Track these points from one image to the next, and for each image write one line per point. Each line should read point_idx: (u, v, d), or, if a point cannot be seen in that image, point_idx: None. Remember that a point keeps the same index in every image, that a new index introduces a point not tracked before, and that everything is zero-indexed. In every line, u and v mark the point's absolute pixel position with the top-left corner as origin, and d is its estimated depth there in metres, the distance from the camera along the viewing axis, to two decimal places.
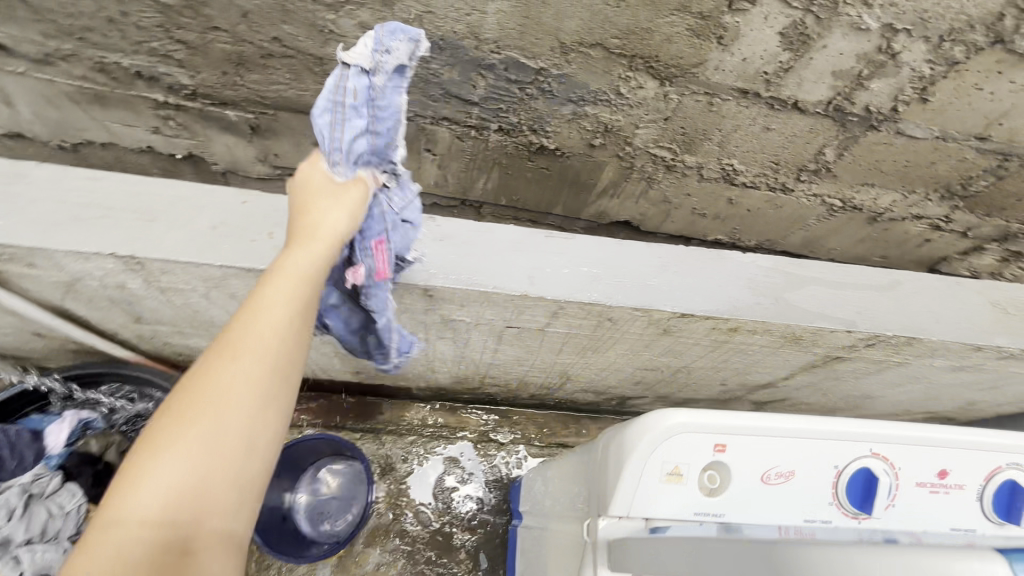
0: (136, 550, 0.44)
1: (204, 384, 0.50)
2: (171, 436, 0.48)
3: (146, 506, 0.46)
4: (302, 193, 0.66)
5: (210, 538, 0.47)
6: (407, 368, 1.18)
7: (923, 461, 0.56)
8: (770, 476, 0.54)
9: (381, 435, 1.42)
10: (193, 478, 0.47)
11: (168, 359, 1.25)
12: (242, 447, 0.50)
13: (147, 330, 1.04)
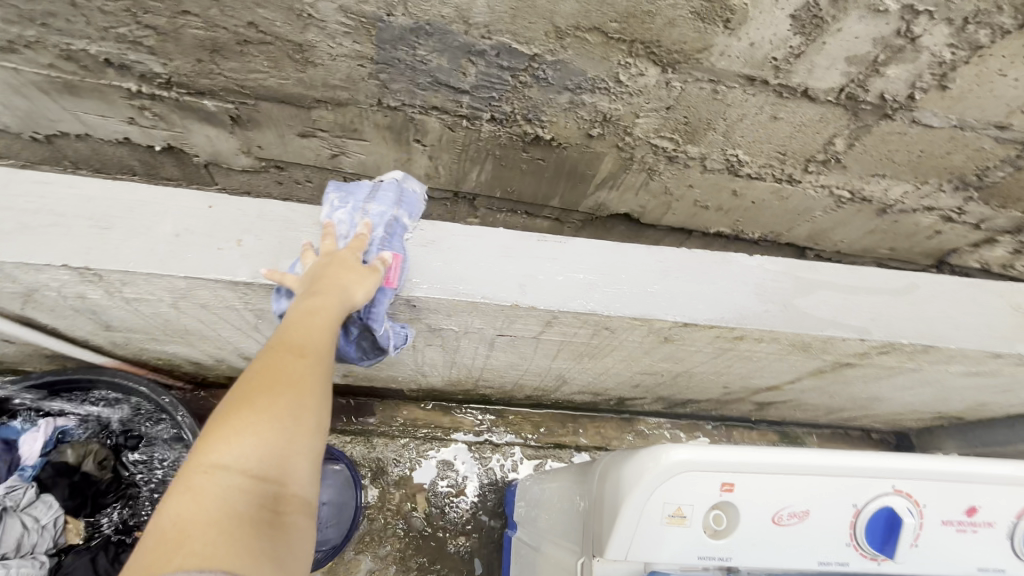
0: (243, 502, 0.48)
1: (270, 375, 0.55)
2: (255, 408, 0.52)
3: (241, 468, 0.49)
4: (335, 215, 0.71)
5: (296, 499, 0.51)
6: (396, 372, 1.13)
7: (950, 499, 0.51)
8: (782, 517, 0.49)
9: (372, 439, 1.38)
10: (279, 444, 0.52)
11: (147, 363, 1.20)
12: (308, 428, 0.54)
13: (119, 336, 0.98)
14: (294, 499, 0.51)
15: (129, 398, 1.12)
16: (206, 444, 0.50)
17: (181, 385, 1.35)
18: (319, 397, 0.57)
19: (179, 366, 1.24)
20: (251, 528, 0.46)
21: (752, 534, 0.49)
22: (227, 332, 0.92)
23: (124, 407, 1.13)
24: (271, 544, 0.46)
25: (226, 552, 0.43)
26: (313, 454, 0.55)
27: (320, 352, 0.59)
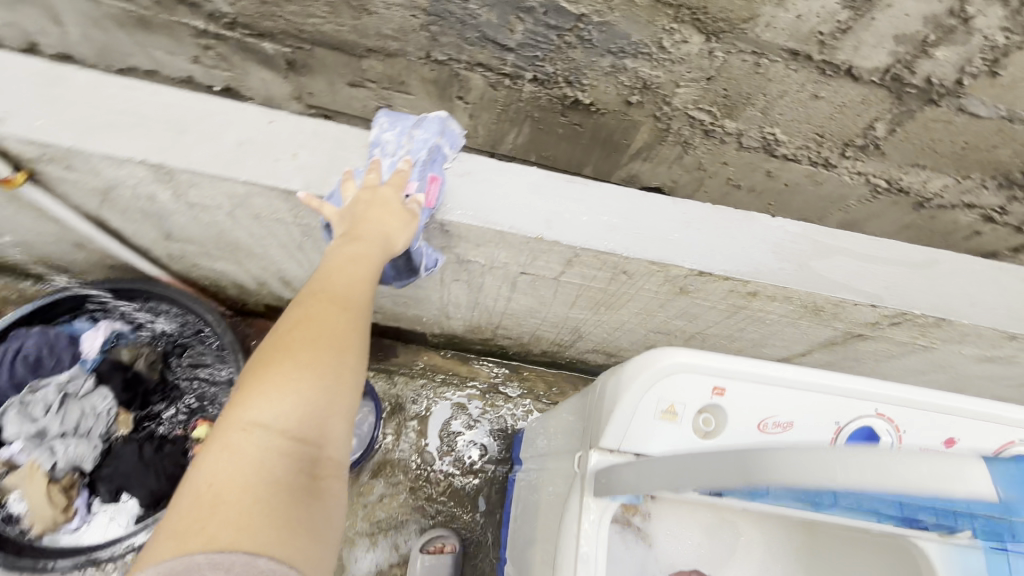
0: (279, 466, 0.53)
1: (304, 334, 0.60)
2: (293, 373, 0.57)
3: (280, 429, 0.55)
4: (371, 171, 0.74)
5: (328, 463, 0.57)
6: (422, 310, 1.21)
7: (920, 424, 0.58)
8: (767, 425, 0.58)
9: (393, 376, 1.46)
10: (316, 408, 0.57)
11: (196, 283, 1.31)
12: (341, 393, 0.59)
13: (176, 248, 1.08)
14: (328, 462, 0.57)
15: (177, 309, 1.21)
16: (246, 402, 0.56)
17: (227, 311, 1.47)
18: (355, 363, 0.62)
19: (224, 288, 1.34)
20: (286, 494, 0.52)
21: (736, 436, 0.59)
22: (273, 251, 0.99)
23: (171, 317, 1.23)
24: (305, 508, 0.52)
25: (265, 518, 0.49)
26: (346, 418, 0.60)
27: (359, 312, 0.64)
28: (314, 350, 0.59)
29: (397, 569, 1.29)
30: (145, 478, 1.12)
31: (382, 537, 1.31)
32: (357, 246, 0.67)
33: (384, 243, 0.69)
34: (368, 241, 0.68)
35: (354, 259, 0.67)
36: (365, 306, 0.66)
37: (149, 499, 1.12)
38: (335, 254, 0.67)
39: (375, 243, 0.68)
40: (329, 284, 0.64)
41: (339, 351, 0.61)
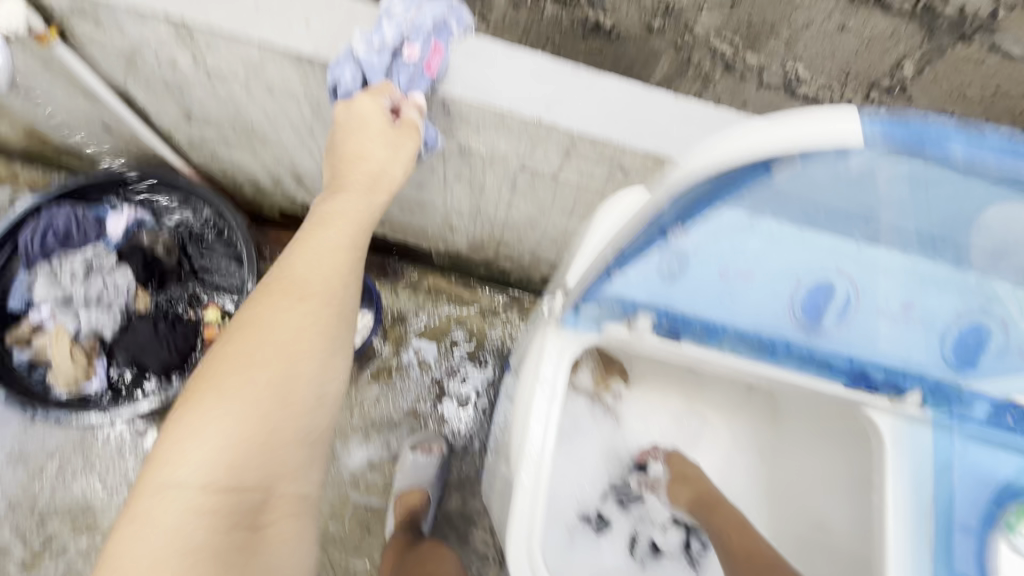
0: (197, 534, 0.55)
1: (267, 320, 0.66)
2: (211, 415, 0.59)
3: (198, 485, 0.56)
4: (348, 127, 0.74)
5: (277, 510, 0.63)
6: (427, 217, 1.24)
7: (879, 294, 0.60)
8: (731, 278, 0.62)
9: (397, 289, 1.50)
10: (236, 452, 0.59)
11: (215, 180, 1.36)
12: (274, 421, 0.62)
13: (196, 133, 1.13)
14: (275, 504, 0.63)
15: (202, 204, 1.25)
16: (162, 463, 0.57)
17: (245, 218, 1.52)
18: (303, 386, 0.65)
19: (242, 189, 1.40)
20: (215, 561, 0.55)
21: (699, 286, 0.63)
22: (286, 137, 1.05)
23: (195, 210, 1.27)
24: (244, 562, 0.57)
25: None
26: (295, 444, 0.64)
27: (313, 305, 0.68)
28: (279, 339, 0.65)
29: (388, 465, 1.36)
30: (159, 350, 1.20)
31: (376, 434, 1.38)
32: (324, 227, 0.72)
33: (373, 178, 0.75)
34: (336, 215, 0.73)
35: (323, 237, 0.72)
36: (295, 318, 0.67)
37: (163, 370, 1.22)
38: (295, 249, 0.71)
39: (342, 212, 0.73)
40: (255, 325, 0.66)
41: (306, 334, 0.66)
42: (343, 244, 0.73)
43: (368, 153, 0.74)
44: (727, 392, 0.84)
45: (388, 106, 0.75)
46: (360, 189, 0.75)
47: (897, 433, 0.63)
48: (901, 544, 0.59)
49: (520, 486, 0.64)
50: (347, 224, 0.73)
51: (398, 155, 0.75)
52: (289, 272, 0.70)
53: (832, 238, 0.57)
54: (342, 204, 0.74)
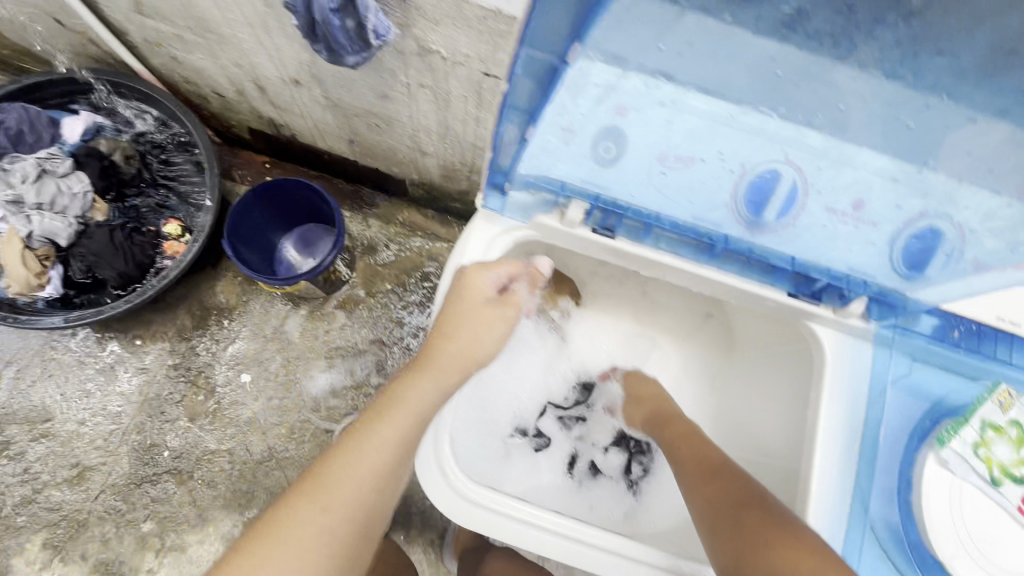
0: None
1: (288, 537, 0.48)
2: None
3: None
4: (455, 295, 0.58)
5: None
6: (395, 138, 1.18)
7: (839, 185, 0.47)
8: (667, 158, 0.48)
9: (369, 220, 1.44)
10: None
11: (177, 89, 1.28)
12: None
13: (150, 26, 1.04)
14: None
15: (166, 114, 1.19)
16: None
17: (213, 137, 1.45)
18: None
19: (208, 102, 1.31)
20: None
21: (633, 165, 0.49)
22: (241, 32, 0.96)
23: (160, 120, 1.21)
24: None
25: None
26: None
27: None
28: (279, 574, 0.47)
29: (351, 391, 1.32)
30: (115, 259, 1.15)
31: (339, 360, 1.33)
32: (394, 424, 0.53)
33: (461, 362, 0.58)
34: (409, 406, 0.54)
35: (390, 436, 0.53)
36: (341, 532, 0.50)
37: (119, 280, 1.17)
38: (358, 433, 0.52)
39: (421, 413, 0.54)
40: (298, 507, 0.49)
41: (318, 561, 0.48)
42: (411, 446, 0.54)
43: (469, 337, 0.58)
44: (679, 316, 0.82)
45: (498, 281, 0.59)
46: (447, 375, 0.57)
47: (841, 350, 0.57)
48: (831, 457, 0.54)
49: (426, 369, 0.59)
50: (418, 423, 0.54)
51: (488, 339, 0.59)
52: (345, 469, 0.51)
53: (762, 109, 0.44)
54: (427, 394, 0.55)
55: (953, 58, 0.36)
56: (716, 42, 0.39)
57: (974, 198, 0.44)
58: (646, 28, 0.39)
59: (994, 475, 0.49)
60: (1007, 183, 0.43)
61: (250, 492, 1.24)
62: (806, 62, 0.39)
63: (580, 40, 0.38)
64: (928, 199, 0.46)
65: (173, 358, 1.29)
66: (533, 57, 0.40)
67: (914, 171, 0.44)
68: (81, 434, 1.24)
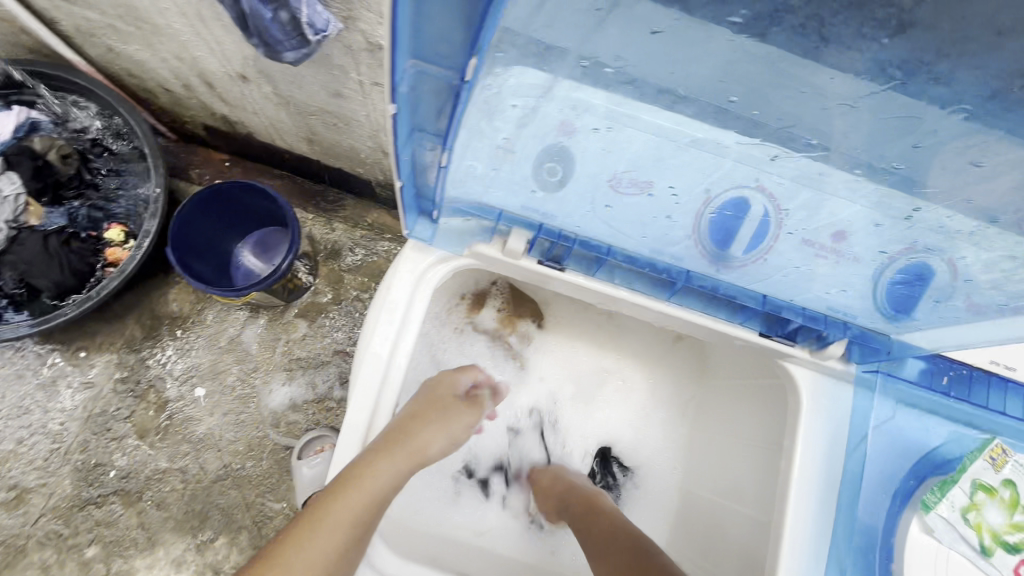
0: None
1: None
2: None
3: None
4: (421, 396, 0.57)
5: None
6: (356, 136, 1.04)
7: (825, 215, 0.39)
8: (620, 183, 0.40)
9: (333, 222, 1.29)
10: None
11: (123, 84, 1.13)
12: None
13: (77, 15, 0.92)
14: None
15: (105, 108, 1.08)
16: None
17: (167, 133, 1.29)
18: None
19: (156, 97, 1.15)
20: None
21: (579, 191, 0.41)
22: (176, 22, 0.85)
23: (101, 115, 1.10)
24: None
25: None
26: None
27: None
28: None
29: (313, 406, 1.20)
30: (49, 268, 1.07)
31: (301, 373, 1.22)
32: (348, 504, 0.47)
33: (418, 457, 0.52)
34: (363, 487, 0.48)
35: (343, 518, 0.47)
36: None
37: (55, 290, 1.08)
38: (315, 510, 0.48)
39: (376, 496, 0.48)
40: None
41: None
42: (364, 532, 0.48)
43: (430, 428, 0.54)
44: (645, 341, 0.76)
45: (467, 383, 0.62)
46: (408, 453, 0.51)
47: (816, 394, 0.51)
48: (803, 518, 0.48)
49: (347, 421, 0.50)
50: (372, 505, 0.48)
51: (448, 439, 0.56)
52: (298, 550, 0.46)
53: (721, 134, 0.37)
54: (385, 474, 0.49)
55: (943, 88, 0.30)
56: (664, 47, 0.32)
57: (975, 235, 0.37)
58: (569, 29, 0.32)
59: (985, 544, 0.43)
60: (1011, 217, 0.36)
61: (204, 513, 1.15)
62: (775, 71, 0.33)
63: (479, 56, 0.30)
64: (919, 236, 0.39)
65: (120, 371, 1.20)
66: (426, 73, 0.33)
67: (904, 208, 0.38)
68: (19, 453, 1.15)
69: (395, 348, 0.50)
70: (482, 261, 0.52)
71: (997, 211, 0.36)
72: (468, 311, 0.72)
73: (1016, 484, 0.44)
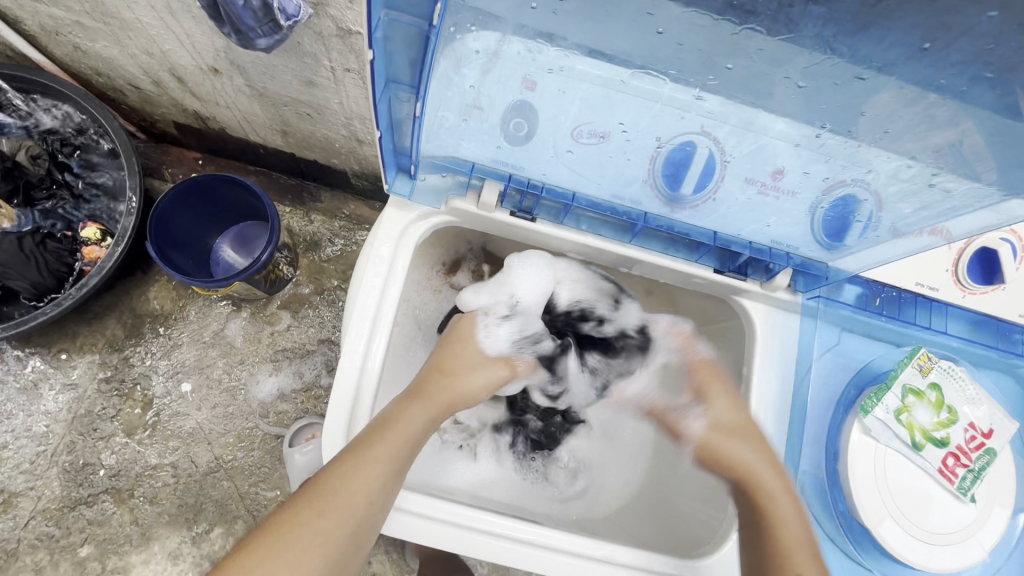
0: None
1: (278, 553, 0.47)
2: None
3: None
4: (450, 350, 0.61)
5: None
6: (331, 127, 1.05)
7: (764, 154, 0.44)
8: (579, 135, 0.44)
9: (311, 215, 1.31)
10: None
11: (89, 83, 1.11)
12: None
13: (42, 12, 0.90)
14: None
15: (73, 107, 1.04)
16: None
17: (137, 133, 1.28)
18: None
19: (125, 96, 1.14)
20: None
21: (543, 144, 0.46)
22: (145, 15, 0.84)
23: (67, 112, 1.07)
24: None
25: None
26: None
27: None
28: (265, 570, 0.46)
29: (301, 394, 1.22)
30: (27, 269, 1.05)
31: (287, 364, 1.23)
32: (386, 443, 0.51)
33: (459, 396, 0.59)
34: (399, 428, 0.52)
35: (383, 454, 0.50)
36: (340, 531, 0.49)
37: (33, 291, 1.08)
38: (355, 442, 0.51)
39: (411, 436, 0.53)
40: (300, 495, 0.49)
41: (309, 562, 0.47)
42: (402, 465, 0.52)
43: (468, 376, 0.59)
44: None
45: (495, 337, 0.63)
46: (440, 400, 0.57)
47: (769, 324, 0.57)
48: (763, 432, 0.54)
49: (341, 370, 0.52)
50: (406, 444, 0.52)
51: (483, 387, 0.60)
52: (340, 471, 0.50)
53: (654, 72, 0.40)
54: (416, 418, 0.54)
55: (829, 5, 0.33)
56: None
57: (896, 171, 0.42)
58: None
59: (917, 441, 0.49)
60: (925, 153, 0.41)
61: (198, 506, 1.15)
62: (691, 20, 0.36)
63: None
64: (833, 163, 0.43)
65: (104, 371, 1.19)
66: (397, 22, 0.35)
67: (812, 134, 0.42)
68: (5, 457, 1.15)
69: (382, 299, 0.54)
70: (459, 218, 0.57)
71: (915, 150, 0.41)
72: (446, 274, 0.77)
73: (940, 388, 0.50)
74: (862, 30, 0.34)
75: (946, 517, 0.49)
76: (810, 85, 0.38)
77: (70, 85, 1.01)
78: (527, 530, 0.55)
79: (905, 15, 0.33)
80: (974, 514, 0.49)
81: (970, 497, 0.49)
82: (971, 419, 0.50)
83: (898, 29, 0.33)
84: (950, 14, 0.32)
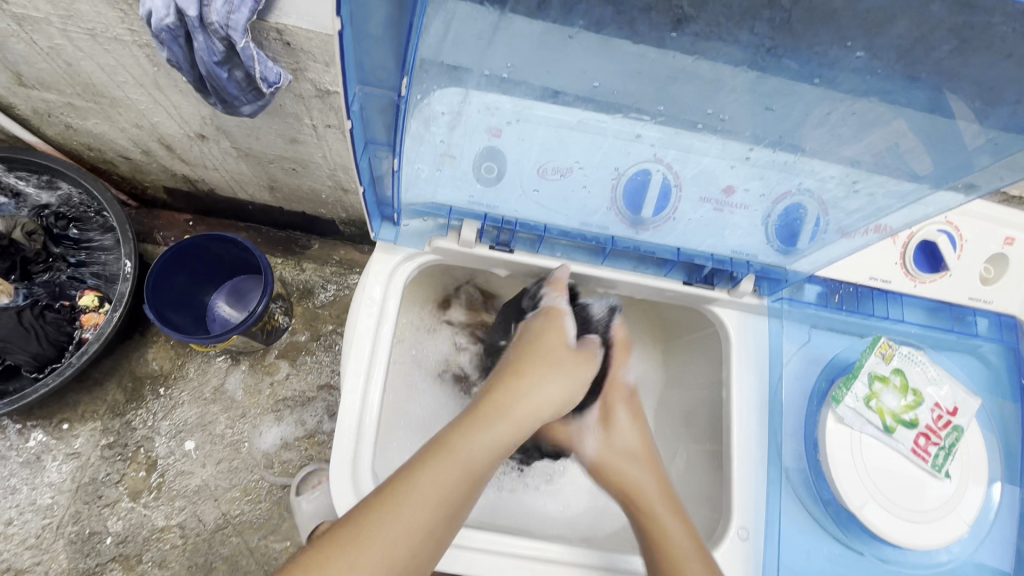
0: None
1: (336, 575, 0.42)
2: None
3: None
4: (528, 354, 0.60)
5: None
6: (315, 180, 1.10)
7: (712, 174, 0.48)
8: (546, 172, 0.49)
9: (302, 263, 1.35)
10: None
11: (80, 158, 1.15)
12: None
13: (36, 98, 0.95)
14: None
15: (74, 185, 1.09)
16: None
17: (128, 202, 1.32)
18: None
19: (116, 166, 1.19)
20: None
21: (514, 182, 0.50)
22: (134, 93, 0.89)
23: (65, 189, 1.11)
24: None
25: None
26: None
27: None
28: None
29: (305, 442, 1.22)
30: (28, 342, 1.07)
31: (288, 413, 1.24)
32: (444, 466, 0.48)
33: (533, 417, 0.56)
34: (462, 452, 0.50)
35: (443, 481, 0.48)
36: (410, 549, 0.45)
37: (33, 363, 1.09)
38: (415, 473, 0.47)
39: (475, 462, 0.50)
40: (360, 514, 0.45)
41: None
42: (462, 498, 0.49)
43: (543, 384, 0.57)
44: None
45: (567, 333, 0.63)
46: (511, 424, 0.54)
47: (741, 327, 0.61)
48: (747, 431, 0.57)
49: (342, 409, 0.55)
50: (468, 474, 0.49)
51: (565, 391, 0.59)
52: (405, 490, 0.46)
53: (599, 117, 0.45)
54: (480, 442, 0.51)
55: (728, 54, 0.38)
56: (530, 57, 0.40)
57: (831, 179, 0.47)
58: (466, 48, 0.39)
59: (887, 424, 0.53)
60: (866, 160, 0.45)
61: (208, 564, 1.14)
62: (618, 72, 0.41)
63: (409, 75, 0.37)
64: (766, 179, 0.48)
65: (106, 437, 1.20)
66: (371, 94, 0.39)
67: (743, 156, 0.47)
68: (10, 534, 1.14)
69: (377, 337, 0.58)
70: (443, 256, 0.61)
71: (856, 157, 0.45)
72: (439, 311, 0.80)
73: (902, 371, 0.54)
74: (761, 73, 0.40)
75: (926, 495, 0.52)
76: (730, 117, 0.44)
77: (64, 162, 1.05)
78: (531, 546, 0.58)
79: (792, 59, 0.38)
80: (952, 490, 0.52)
81: (945, 474, 0.52)
82: (936, 399, 0.54)
83: (790, 67, 0.39)
84: (826, 54, 0.38)
